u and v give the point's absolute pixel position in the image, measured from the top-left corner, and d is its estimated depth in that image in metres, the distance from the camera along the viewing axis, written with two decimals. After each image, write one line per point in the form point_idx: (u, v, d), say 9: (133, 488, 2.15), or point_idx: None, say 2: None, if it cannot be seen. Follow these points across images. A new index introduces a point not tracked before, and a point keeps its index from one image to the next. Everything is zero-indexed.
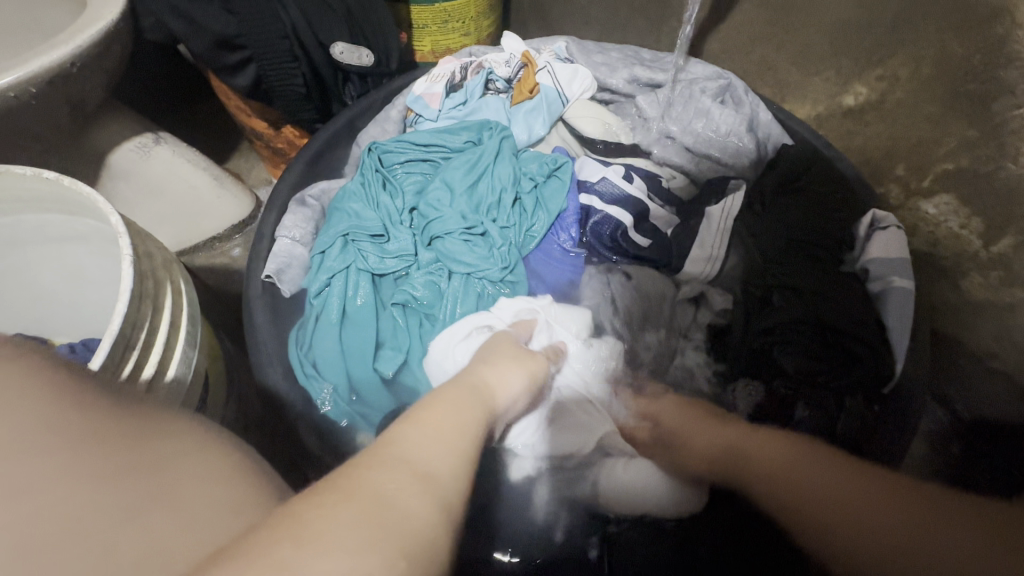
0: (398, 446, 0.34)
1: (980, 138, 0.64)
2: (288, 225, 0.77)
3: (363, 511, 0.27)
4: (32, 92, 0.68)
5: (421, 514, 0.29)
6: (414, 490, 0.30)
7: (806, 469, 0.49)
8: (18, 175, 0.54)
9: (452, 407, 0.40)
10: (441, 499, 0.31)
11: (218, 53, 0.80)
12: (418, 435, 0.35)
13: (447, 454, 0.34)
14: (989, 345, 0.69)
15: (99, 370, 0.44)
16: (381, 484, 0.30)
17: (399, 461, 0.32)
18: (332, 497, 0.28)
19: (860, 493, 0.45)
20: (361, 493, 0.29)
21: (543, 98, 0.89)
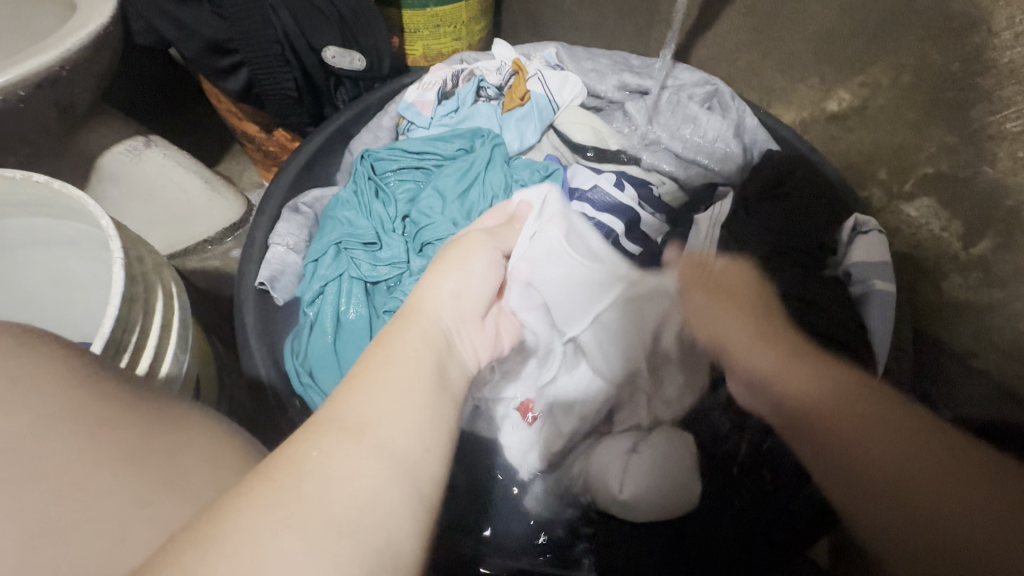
0: (335, 408, 0.35)
1: (959, 144, 0.66)
2: (281, 233, 0.78)
3: (290, 500, 0.29)
4: (21, 96, 0.67)
5: (364, 480, 0.32)
6: (346, 457, 0.32)
7: (842, 399, 0.51)
8: (6, 179, 0.54)
9: (392, 346, 0.40)
10: (378, 452, 0.33)
11: (211, 57, 0.80)
12: (352, 388, 0.36)
13: (383, 400, 0.36)
14: (968, 342, 0.71)
15: (102, 352, 0.46)
16: (311, 462, 0.31)
17: (335, 422, 0.34)
18: (259, 482, 0.30)
19: (877, 440, 0.47)
20: (292, 471, 0.31)
21: (533, 104, 0.90)
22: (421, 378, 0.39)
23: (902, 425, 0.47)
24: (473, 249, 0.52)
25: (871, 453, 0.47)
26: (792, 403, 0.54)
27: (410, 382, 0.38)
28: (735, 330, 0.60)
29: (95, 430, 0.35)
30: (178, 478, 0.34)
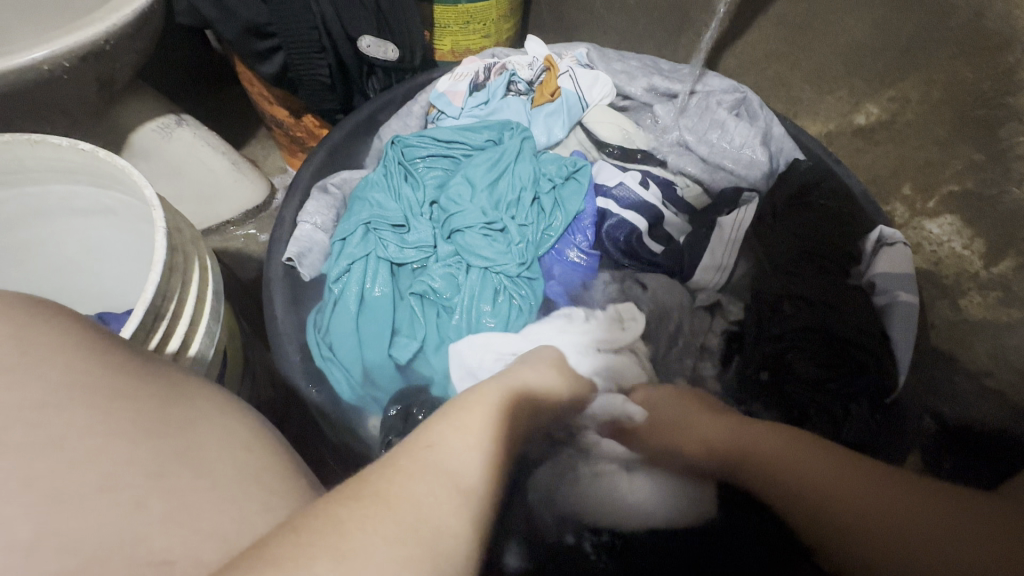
0: (419, 446, 0.35)
1: (986, 162, 0.67)
2: (310, 211, 0.79)
3: (392, 522, 0.29)
4: (66, 67, 0.68)
5: (448, 511, 0.31)
6: (447, 504, 0.31)
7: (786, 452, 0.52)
8: (54, 146, 0.55)
9: (484, 408, 0.42)
10: (472, 515, 0.32)
11: (249, 40, 0.81)
12: (460, 438, 0.37)
13: (482, 463, 0.36)
14: (984, 362, 0.70)
15: (132, 339, 0.47)
16: (421, 492, 0.31)
17: (425, 464, 0.34)
18: (353, 497, 0.30)
19: (866, 497, 0.46)
20: (396, 502, 0.30)
21: (563, 102, 0.91)
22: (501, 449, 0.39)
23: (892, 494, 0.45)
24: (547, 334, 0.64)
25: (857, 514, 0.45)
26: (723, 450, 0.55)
27: (487, 435, 0.39)
28: (703, 429, 0.58)
29: (144, 390, 0.36)
30: (215, 438, 0.35)
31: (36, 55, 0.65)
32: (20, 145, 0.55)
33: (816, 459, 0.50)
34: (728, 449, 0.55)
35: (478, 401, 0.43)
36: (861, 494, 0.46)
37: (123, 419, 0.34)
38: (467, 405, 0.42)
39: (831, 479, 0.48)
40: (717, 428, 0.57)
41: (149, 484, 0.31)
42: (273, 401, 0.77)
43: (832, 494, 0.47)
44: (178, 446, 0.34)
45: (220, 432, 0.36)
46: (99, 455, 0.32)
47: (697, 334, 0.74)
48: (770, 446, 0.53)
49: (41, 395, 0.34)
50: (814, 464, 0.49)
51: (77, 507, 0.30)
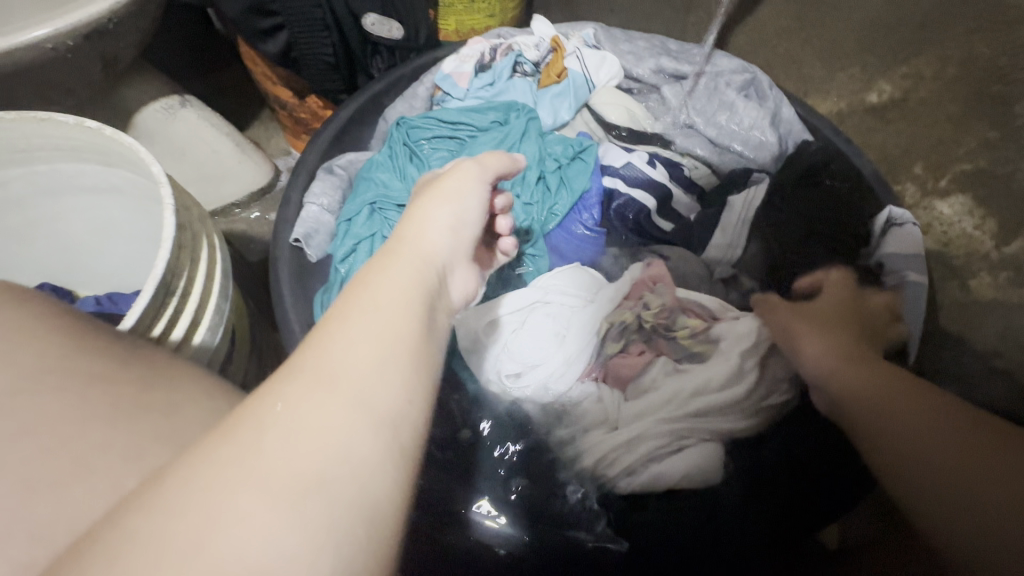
0: (309, 358, 0.33)
1: (1000, 140, 0.67)
2: (316, 193, 0.79)
3: (243, 470, 0.27)
4: (70, 45, 0.68)
5: (334, 432, 0.29)
6: (318, 405, 0.30)
7: (891, 403, 0.49)
8: (60, 123, 0.55)
9: (377, 290, 0.38)
10: (350, 402, 0.31)
11: (254, 18, 0.81)
12: (337, 339, 0.34)
13: (370, 356, 0.33)
14: (992, 343, 0.69)
15: (130, 332, 0.46)
16: (284, 416, 0.29)
17: (325, 381, 0.31)
18: (225, 432, 0.29)
19: (938, 436, 0.45)
20: (255, 426, 0.29)
21: (570, 83, 0.90)
22: (405, 322, 0.36)
23: (946, 435, 0.44)
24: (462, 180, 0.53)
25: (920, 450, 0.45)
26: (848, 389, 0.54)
27: (401, 333, 0.35)
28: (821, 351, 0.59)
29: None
30: None
31: (39, 33, 0.65)
32: (29, 123, 0.55)
33: (915, 410, 0.47)
34: (853, 384, 0.54)
35: (392, 289, 0.38)
36: (913, 437, 0.45)
37: None
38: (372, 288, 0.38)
39: (911, 438, 0.46)
40: (813, 346, 0.60)
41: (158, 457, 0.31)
42: None
43: (911, 447, 0.45)
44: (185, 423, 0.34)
45: None
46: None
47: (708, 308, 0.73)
48: (935, 418, 0.46)
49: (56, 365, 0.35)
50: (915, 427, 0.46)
51: None
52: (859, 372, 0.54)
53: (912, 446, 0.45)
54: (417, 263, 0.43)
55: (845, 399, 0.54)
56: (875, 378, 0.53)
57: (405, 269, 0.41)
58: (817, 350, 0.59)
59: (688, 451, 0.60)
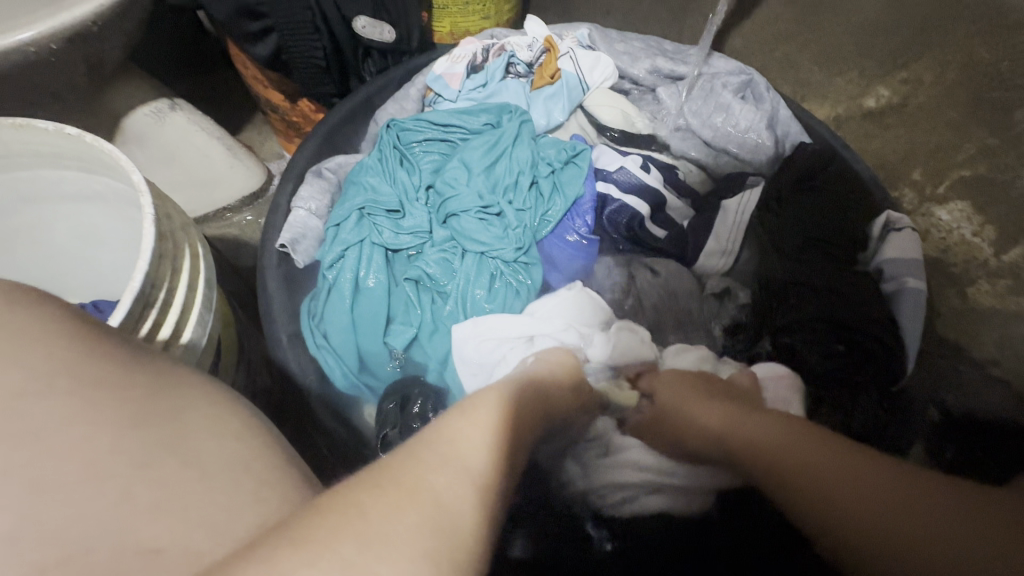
0: (441, 433, 0.33)
1: (1000, 146, 0.66)
2: (304, 197, 0.78)
3: (408, 521, 0.26)
4: (52, 49, 0.66)
5: (468, 503, 0.29)
6: (465, 494, 0.29)
7: (809, 450, 0.44)
8: (39, 130, 0.54)
9: (499, 396, 0.39)
10: (490, 503, 0.30)
11: (242, 21, 0.79)
12: (466, 428, 0.34)
13: (494, 452, 0.33)
14: (991, 352, 0.68)
15: (117, 329, 0.45)
16: (433, 481, 0.29)
17: (448, 450, 0.31)
18: (376, 477, 0.28)
19: (867, 480, 0.40)
20: (409, 488, 0.28)
21: (563, 84, 0.88)
22: (510, 435, 0.36)
23: (879, 474, 0.41)
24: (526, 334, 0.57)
25: (854, 482, 0.40)
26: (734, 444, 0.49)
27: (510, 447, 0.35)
28: (711, 410, 0.52)
29: (120, 384, 0.35)
30: (199, 428, 0.35)
31: (19, 36, 0.63)
32: (7, 130, 0.54)
33: (818, 452, 0.43)
34: (724, 438, 0.50)
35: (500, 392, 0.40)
36: (814, 471, 0.42)
37: (106, 413, 0.33)
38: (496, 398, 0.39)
39: (813, 475, 0.42)
40: (701, 413, 0.52)
41: (129, 477, 0.30)
42: (271, 388, 0.76)
43: (828, 485, 0.41)
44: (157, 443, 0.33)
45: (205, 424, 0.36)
46: (78, 448, 0.31)
47: (703, 322, 0.73)
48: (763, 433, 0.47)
49: (24, 384, 0.34)
50: (835, 463, 0.42)
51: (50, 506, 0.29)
52: (692, 403, 0.54)
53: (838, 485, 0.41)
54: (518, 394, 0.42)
55: (751, 458, 0.46)
56: (756, 417, 0.49)
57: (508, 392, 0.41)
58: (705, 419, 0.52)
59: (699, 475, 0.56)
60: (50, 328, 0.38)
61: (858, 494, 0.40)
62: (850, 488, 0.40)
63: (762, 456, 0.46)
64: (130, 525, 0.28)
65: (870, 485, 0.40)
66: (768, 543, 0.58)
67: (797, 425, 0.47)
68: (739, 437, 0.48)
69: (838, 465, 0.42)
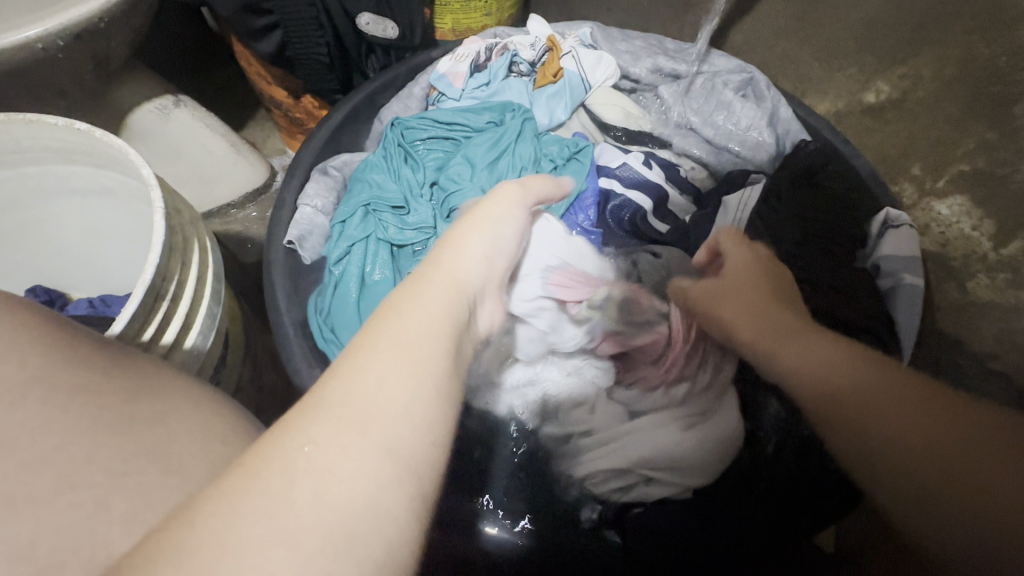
0: (332, 387, 0.29)
1: (999, 141, 0.67)
2: (310, 194, 0.79)
3: (269, 505, 0.24)
4: (60, 46, 0.67)
5: (361, 473, 0.26)
6: (345, 449, 0.27)
7: (884, 398, 0.41)
8: (50, 125, 0.54)
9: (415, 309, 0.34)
10: (386, 444, 0.27)
11: (247, 17, 0.79)
12: (359, 368, 0.30)
13: (395, 384, 0.29)
14: (990, 345, 0.68)
15: (118, 337, 0.46)
16: (300, 452, 0.26)
17: (334, 413, 0.28)
18: (236, 481, 0.25)
19: (924, 423, 0.38)
20: (278, 467, 0.26)
21: (566, 83, 0.89)
22: (428, 351, 0.32)
23: (920, 421, 0.38)
24: (507, 205, 0.47)
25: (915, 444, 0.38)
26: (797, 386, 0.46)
27: (427, 363, 0.31)
28: (796, 354, 0.47)
29: None
30: None
31: (29, 32, 0.64)
32: (17, 125, 0.55)
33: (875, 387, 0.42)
34: (813, 374, 0.45)
35: (425, 301, 0.35)
36: (898, 418, 0.39)
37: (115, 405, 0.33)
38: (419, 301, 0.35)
39: (887, 415, 0.40)
40: (808, 352, 0.47)
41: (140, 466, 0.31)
42: (276, 383, 0.77)
43: (887, 426, 0.39)
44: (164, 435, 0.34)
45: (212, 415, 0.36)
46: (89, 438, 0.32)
47: None
48: (800, 350, 0.48)
49: (37, 372, 0.34)
50: (928, 427, 0.38)
51: (64, 495, 0.29)
52: (785, 351, 0.48)
53: (877, 415, 0.40)
54: (447, 293, 0.36)
55: (848, 396, 0.42)
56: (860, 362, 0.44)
57: (439, 292, 0.36)
58: (794, 359, 0.47)
59: (689, 440, 0.61)
60: (62, 322, 0.38)
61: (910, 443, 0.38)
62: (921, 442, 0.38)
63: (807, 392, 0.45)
64: None
65: (923, 425, 0.38)
66: (753, 536, 0.59)
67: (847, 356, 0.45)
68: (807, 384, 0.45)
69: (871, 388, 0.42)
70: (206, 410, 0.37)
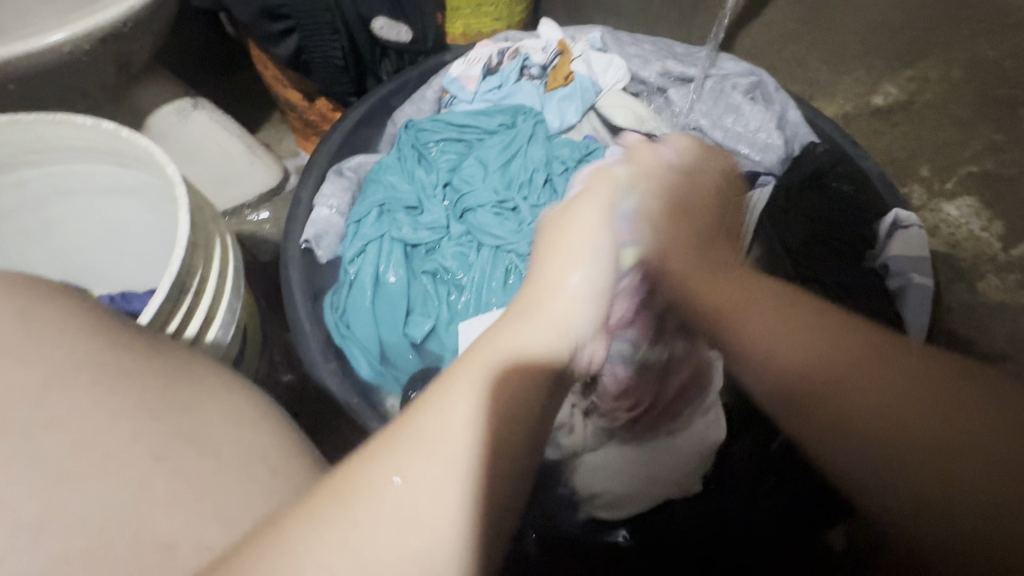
0: (426, 411, 0.30)
1: (1005, 142, 0.71)
2: (326, 194, 0.80)
3: (355, 541, 0.25)
4: (86, 49, 0.69)
5: (455, 518, 0.27)
6: (440, 484, 0.27)
7: (861, 372, 0.39)
8: (78, 125, 0.56)
9: (493, 337, 0.35)
10: (480, 489, 0.28)
11: (264, 22, 0.82)
12: (453, 396, 0.31)
13: (490, 413, 0.30)
14: (1002, 345, 0.69)
15: (149, 324, 0.47)
16: (388, 488, 0.27)
17: (431, 441, 0.29)
18: (326, 506, 0.26)
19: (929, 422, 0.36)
20: (370, 502, 0.26)
21: (577, 86, 0.90)
22: (523, 381, 0.33)
23: (962, 402, 0.36)
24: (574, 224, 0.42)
25: (923, 433, 0.36)
26: (793, 375, 0.41)
27: (515, 389, 0.32)
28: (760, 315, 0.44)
29: (154, 364, 0.37)
30: (232, 408, 0.36)
31: (56, 37, 0.66)
32: (47, 125, 0.57)
33: (844, 347, 0.40)
34: (747, 342, 0.43)
35: (540, 332, 0.36)
36: (913, 403, 0.36)
37: (143, 395, 0.34)
38: (528, 335, 0.35)
39: (909, 397, 0.37)
40: (810, 339, 0.41)
41: (166, 452, 0.32)
42: (292, 381, 0.77)
43: (928, 418, 0.36)
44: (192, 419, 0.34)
45: (233, 407, 0.37)
46: (120, 426, 0.32)
47: None
48: (817, 343, 0.41)
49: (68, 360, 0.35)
50: (934, 427, 0.35)
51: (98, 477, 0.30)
52: (793, 328, 0.42)
53: (905, 401, 0.37)
54: (550, 327, 0.36)
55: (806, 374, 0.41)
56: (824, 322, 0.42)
57: (546, 317, 0.37)
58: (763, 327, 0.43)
59: (645, 452, 0.63)
60: (91, 313, 0.39)
61: (910, 436, 0.36)
62: (925, 429, 0.36)
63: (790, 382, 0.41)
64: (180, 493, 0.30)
65: (932, 420, 0.36)
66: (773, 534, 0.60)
67: (851, 337, 0.41)
68: (837, 372, 0.39)
69: (830, 353, 0.40)
70: (230, 398, 0.37)
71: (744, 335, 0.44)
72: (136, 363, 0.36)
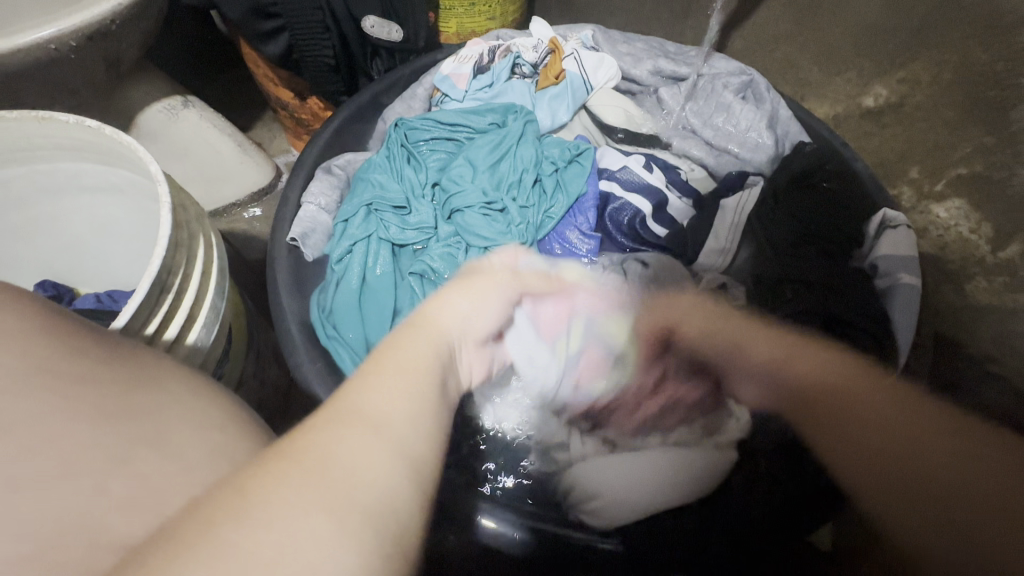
0: (350, 391, 0.31)
1: (995, 144, 0.68)
2: (314, 192, 0.80)
3: (306, 483, 0.25)
4: (72, 46, 0.68)
5: (380, 468, 0.27)
6: (367, 445, 0.28)
7: (896, 424, 0.49)
8: (60, 122, 0.56)
9: (403, 344, 0.37)
10: (399, 448, 0.29)
11: (254, 21, 0.81)
12: (371, 379, 0.32)
13: (403, 396, 0.32)
14: (989, 348, 0.68)
15: (127, 326, 0.46)
16: (329, 441, 0.27)
17: (354, 415, 0.29)
18: (276, 465, 0.26)
19: (952, 451, 0.46)
20: (305, 457, 0.26)
21: (567, 85, 0.90)
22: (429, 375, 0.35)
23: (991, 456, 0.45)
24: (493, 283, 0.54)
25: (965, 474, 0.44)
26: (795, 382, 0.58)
27: (426, 383, 0.34)
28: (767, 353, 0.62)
29: (125, 367, 0.36)
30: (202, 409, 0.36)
31: (42, 34, 0.66)
32: (29, 122, 0.56)
33: (891, 408, 0.51)
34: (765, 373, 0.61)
35: (424, 342, 0.38)
36: (973, 464, 0.45)
37: (113, 397, 0.34)
38: (411, 349, 0.36)
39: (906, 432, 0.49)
40: (795, 359, 0.59)
41: (134, 454, 0.32)
42: (279, 380, 0.77)
43: (909, 450, 0.48)
44: (161, 421, 0.34)
45: (204, 409, 0.36)
46: (86, 429, 0.32)
47: None
48: (815, 367, 0.59)
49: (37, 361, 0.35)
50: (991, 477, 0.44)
51: None
52: (811, 361, 0.59)
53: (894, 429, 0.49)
54: (438, 338, 0.39)
55: (817, 396, 0.56)
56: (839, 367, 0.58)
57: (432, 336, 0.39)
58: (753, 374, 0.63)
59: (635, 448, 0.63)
60: (65, 313, 0.39)
61: (936, 465, 0.45)
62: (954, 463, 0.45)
63: (803, 390, 0.58)
64: (145, 495, 0.30)
65: (936, 450, 0.47)
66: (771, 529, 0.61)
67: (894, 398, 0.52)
68: (792, 378, 0.59)
69: (886, 412, 0.50)
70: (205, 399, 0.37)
71: (780, 371, 0.61)
72: (106, 365, 0.36)
